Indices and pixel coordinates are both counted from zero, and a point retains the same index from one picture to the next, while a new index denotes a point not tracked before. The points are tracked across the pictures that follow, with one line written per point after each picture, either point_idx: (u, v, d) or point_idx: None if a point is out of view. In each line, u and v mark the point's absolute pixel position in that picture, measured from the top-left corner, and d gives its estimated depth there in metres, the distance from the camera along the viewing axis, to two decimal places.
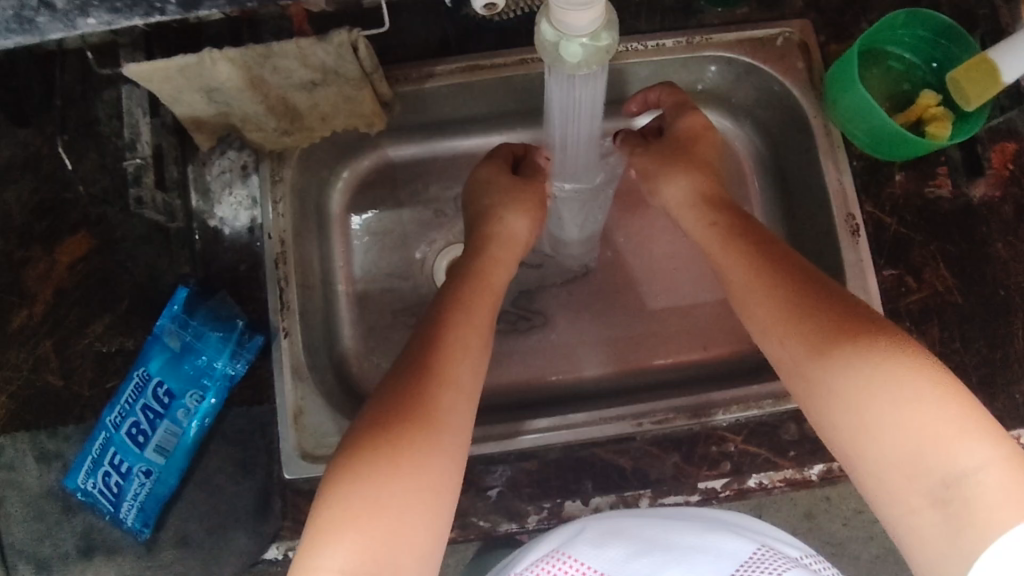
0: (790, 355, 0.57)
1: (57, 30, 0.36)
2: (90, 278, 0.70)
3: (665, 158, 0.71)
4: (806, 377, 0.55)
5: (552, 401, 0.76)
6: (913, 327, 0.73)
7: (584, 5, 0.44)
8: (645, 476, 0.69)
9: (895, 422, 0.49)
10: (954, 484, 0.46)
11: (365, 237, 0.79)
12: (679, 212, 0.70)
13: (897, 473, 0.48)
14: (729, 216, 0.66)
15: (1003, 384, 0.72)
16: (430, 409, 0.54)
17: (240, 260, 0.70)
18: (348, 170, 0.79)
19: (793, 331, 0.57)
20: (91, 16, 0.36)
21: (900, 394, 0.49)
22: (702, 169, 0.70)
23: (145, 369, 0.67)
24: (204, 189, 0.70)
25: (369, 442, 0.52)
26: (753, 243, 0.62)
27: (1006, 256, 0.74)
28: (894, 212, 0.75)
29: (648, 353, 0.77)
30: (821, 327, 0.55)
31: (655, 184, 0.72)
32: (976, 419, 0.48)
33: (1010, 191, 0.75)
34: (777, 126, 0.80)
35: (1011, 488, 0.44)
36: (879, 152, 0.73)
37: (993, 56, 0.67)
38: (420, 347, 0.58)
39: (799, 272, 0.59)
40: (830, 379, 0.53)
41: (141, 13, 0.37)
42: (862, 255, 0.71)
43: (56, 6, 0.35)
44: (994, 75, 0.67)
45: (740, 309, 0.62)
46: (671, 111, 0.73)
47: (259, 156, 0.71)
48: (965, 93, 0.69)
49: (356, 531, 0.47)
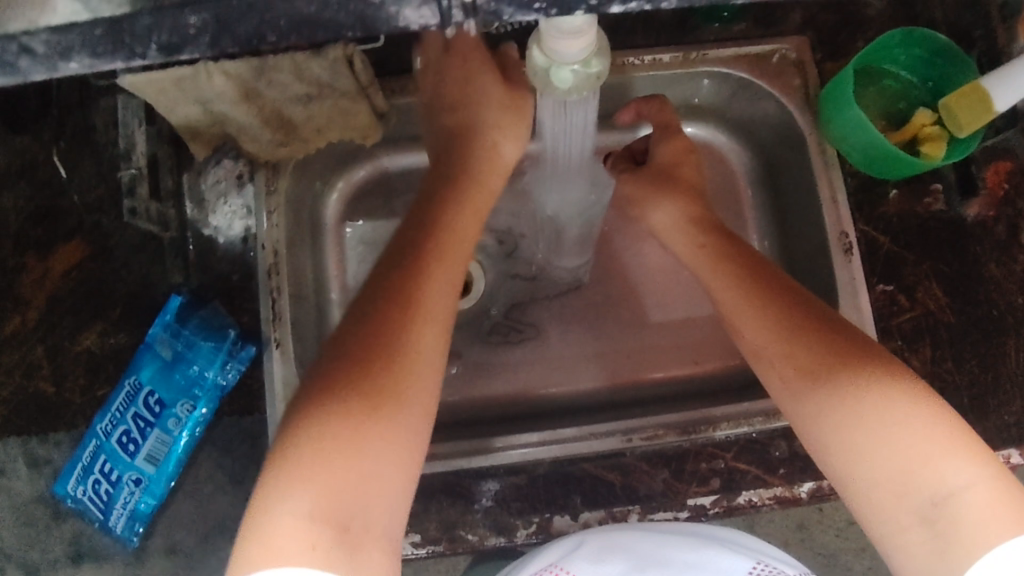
0: (779, 377, 0.56)
1: (37, 74, 0.33)
2: (84, 286, 0.71)
3: (654, 184, 0.70)
4: (795, 395, 0.54)
5: (542, 415, 0.76)
6: (904, 346, 0.73)
7: (574, 34, 0.44)
8: (634, 492, 0.68)
9: (883, 443, 0.48)
10: (942, 503, 0.45)
11: (359, 247, 0.79)
12: (668, 235, 0.69)
13: (885, 493, 0.48)
14: (720, 238, 0.65)
15: (994, 405, 0.72)
16: (405, 349, 0.52)
17: (234, 269, 0.69)
18: (343, 180, 0.79)
19: (784, 352, 0.56)
20: (73, 60, 0.32)
21: (889, 419, 0.49)
22: (688, 193, 0.69)
23: (136, 378, 0.67)
24: (198, 198, 0.70)
25: (340, 377, 0.50)
26: (743, 264, 0.62)
27: (999, 276, 0.74)
28: (888, 231, 0.75)
29: (643, 367, 0.77)
30: (811, 348, 0.54)
31: (642, 209, 0.71)
32: (965, 439, 0.47)
33: (1004, 211, 0.75)
34: (771, 142, 0.80)
35: (999, 506, 0.44)
36: (872, 170, 0.74)
37: (986, 84, 0.66)
38: (393, 271, 0.56)
39: (790, 295, 0.58)
40: (820, 401, 0.52)
41: (124, 59, 0.32)
42: (855, 274, 0.71)
43: (37, 51, 0.32)
44: (986, 103, 0.67)
45: (731, 328, 0.61)
46: (655, 133, 0.72)
47: (254, 165, 0.70)
48: (959, 120, 0.69)
49: (322, 464, 0.45)
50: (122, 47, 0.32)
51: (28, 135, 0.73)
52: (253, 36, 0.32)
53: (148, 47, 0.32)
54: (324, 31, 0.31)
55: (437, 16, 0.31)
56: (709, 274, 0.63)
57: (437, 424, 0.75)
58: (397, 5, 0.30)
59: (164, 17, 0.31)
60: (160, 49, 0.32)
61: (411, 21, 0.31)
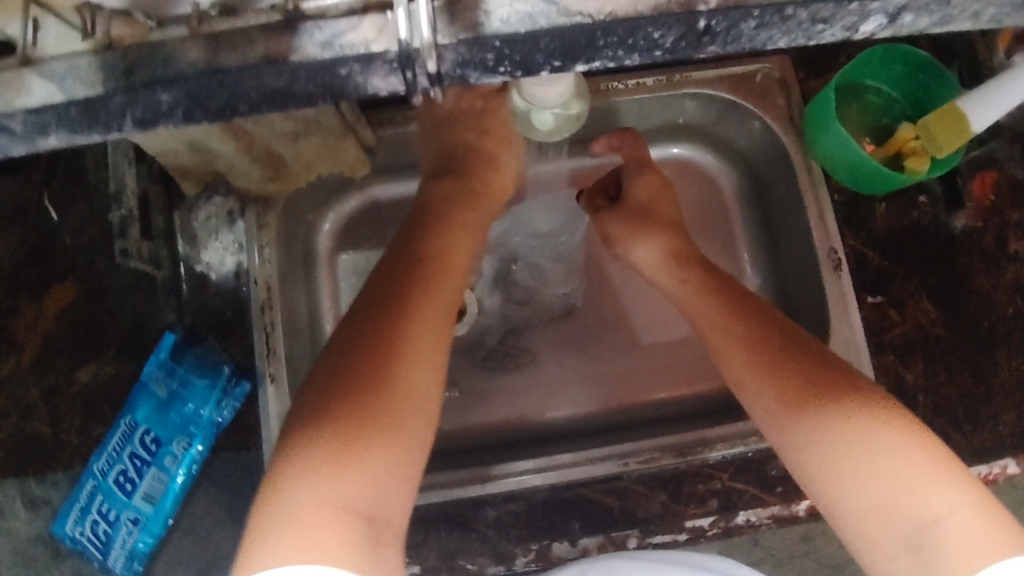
0: (763, 412, 0.56)
1: (14, 149, 0.32)
2: (78, 326, 0.71)
3: (631, 221, 0.71)
4: (776, 426, 0.55)
5: (539, 440, 0.76)
6: (896, 360, 0.73)
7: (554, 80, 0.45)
8: (633, 516, 0.68)
9: (866, 472, 0.49)
10: (926, 530, 0.45)
11: (352, 277, 0.80)
12: (650, 272, 0.69)
13: (872, 523, 0.48)
14: (701, 273, 0.65)
15: (987, 416, 0.72)
16: (403, 347, 0.52)
17: (227, 306, 0.70)
18: (334, 212, 0.80)
19: (766, 386, 0.56)
20: (51, 135, 0.32)
21: (869, 447, 0.49)
22: (667, 229, 0.70)
23: (132, 417, 0.68)
24: (190, 235, 0.71)
25: (357, 359, 0.51)
26: (724, 298, 0.62)
27: (989, 287, 0.75)
28: (877, 246, 0.75)
29: (638, 389, 0.78)
30: (792, 382, 0.55)
31: (624, 247, 0.72)
32: (947, 466, 0.47)
33: (991, 222, 0.76)
34: (757, 160, 0.80)
35: (983, 531, 0.44)
36: (856, 185, 0.74)
37: (963, 104, 0.67)
38: (397, 281, 0.57)
39: (771, 328, 0.59)
40: (803, 434, 0.53)
41: (100, 131, 0.32)
42: (845, 290, 0.72)
43: (13, 129, 0.31)
44: (962, 123, 0.67)
45: (715, 363, 0.61)
46: (631, 168, 0.73)
47: (245, 201, 0.71)
48: (937, 138, 0.69)
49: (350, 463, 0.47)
50: (99, 124, 0.31)
51: (20, 177, 0.73)
52: (228, 107, 0.31)
53: (123, 121, 0.31)
54: (296, 104, 0.31)
55: (404, 84, 0.30)
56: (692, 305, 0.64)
57: (434, 452, 0.75)
58: (365, 75, 0.30)
59: (138, 95, 0.31)
60: (134, 122, 0.31)
61: (380, 89, 0.30)
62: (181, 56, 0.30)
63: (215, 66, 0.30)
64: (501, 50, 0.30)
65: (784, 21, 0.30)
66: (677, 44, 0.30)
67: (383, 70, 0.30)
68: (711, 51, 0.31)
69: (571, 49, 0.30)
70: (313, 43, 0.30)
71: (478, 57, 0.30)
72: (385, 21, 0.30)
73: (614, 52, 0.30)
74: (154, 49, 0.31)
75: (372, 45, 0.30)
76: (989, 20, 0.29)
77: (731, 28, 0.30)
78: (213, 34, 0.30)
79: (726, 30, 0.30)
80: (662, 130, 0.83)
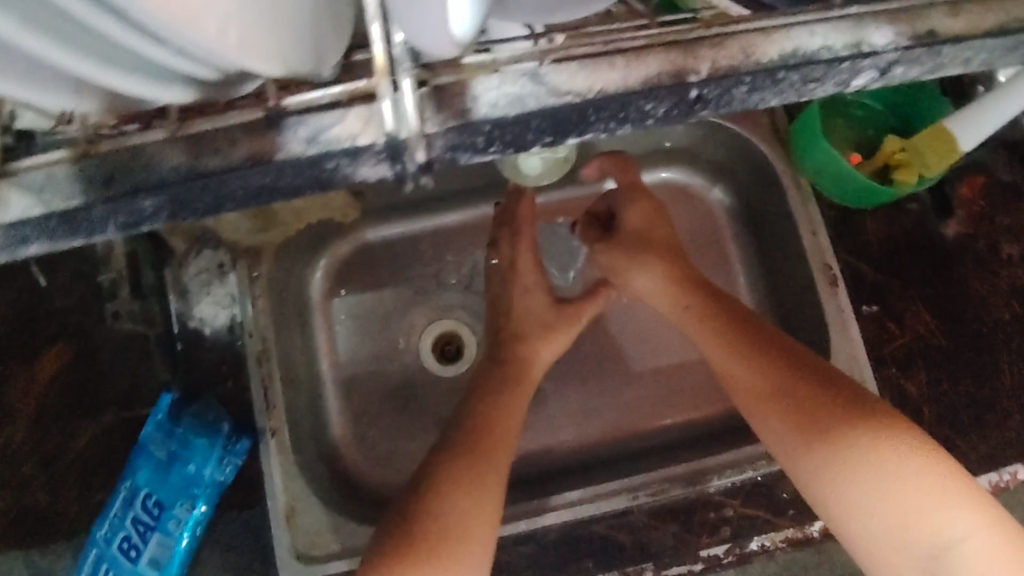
0: (772, 431, 0.55)
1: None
2: (72, 390, 0.70)
3: (629, 252, 0.70)
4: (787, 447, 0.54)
5: (546, 475, 0.75)
6: (899, 373, 0.73)
7: None
8: (646, 549, 0.68)
9: (880, 495, 0.48)
10: (941, 554, 0.46)
11: (347, 321, 0.79)
12: (653, 299, 0.69)
13: (887, 546, 0.48)
14: (702, 296, 0.64)
15: (993, 423, 0.72)
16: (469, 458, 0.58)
17: (221, 361, 0.69)
18: (326, 257, 0.79)
19: (775, 407, 0.55)
20: (30, 245, 0.33)
21: (884, 477, 0.49)
22: (668, 257, 0.69)
23: (133, 481, 0.67)
24: (182, 290, 0.70)
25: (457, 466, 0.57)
26: (729, 320, 0.61)
27: (983, 293, 0.75)
28: (870, 259, 0.75)
29: (642, 416, 0.77)
30: (802, 401, 0.54)
31: (626, 276, 0.71)
32: (960, 485, 0.47)
33: (982, 228, 0.76)
34: (746, 179, 0.80)
35: (997, 556, 0.45)
36: (846, 201, 0.75)
37: (948, 124, 0.68)
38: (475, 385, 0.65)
39: (778, 347, 0.58)
40: (814, 455, 0.52)
41: (81, 237, 0.33)
42: (842, 306, 0.71)
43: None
44: (950, 142, 0.68)
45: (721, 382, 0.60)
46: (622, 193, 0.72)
47: (236, 254, 0.70)
48: (924, 156, 0.69)
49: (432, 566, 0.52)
50: (82, 230, 0.33)
51: None
52: (214, 205, 0.34)
53: (106, 228, 0.33)
54: (284, 197, 0.34)
55: (392, 171, 0.33)
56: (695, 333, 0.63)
57: None
58: (353, 166, 0.33)
59: (122, 203, 0.33)
60: (117, 227, 0.33)
61: (369, 176, 0.33)
62: (161, 161, 0.33)
63: (198, 168, 0.33)
64: (490, 133, 0.33)
65: (775, 83, 0.34)
66: (669, 113, 0.34)
67: (371, 160, 0.33)
68: (702, 117, 0.35)
69: (561, 127, 0.33)
70: (297, 139, 0.33)
71: (469, 142, 0.33)
72: (370, 114, 0.33)
73: (604, 126, 0.34)
74: (136, 155, 0.33)
75: (358, 138, 0.32)
76: (923, 75, 0.35)
77: (721, 96, 0.34)
78: (191, 135, 0.33)
79: (717, 98, 0.34)
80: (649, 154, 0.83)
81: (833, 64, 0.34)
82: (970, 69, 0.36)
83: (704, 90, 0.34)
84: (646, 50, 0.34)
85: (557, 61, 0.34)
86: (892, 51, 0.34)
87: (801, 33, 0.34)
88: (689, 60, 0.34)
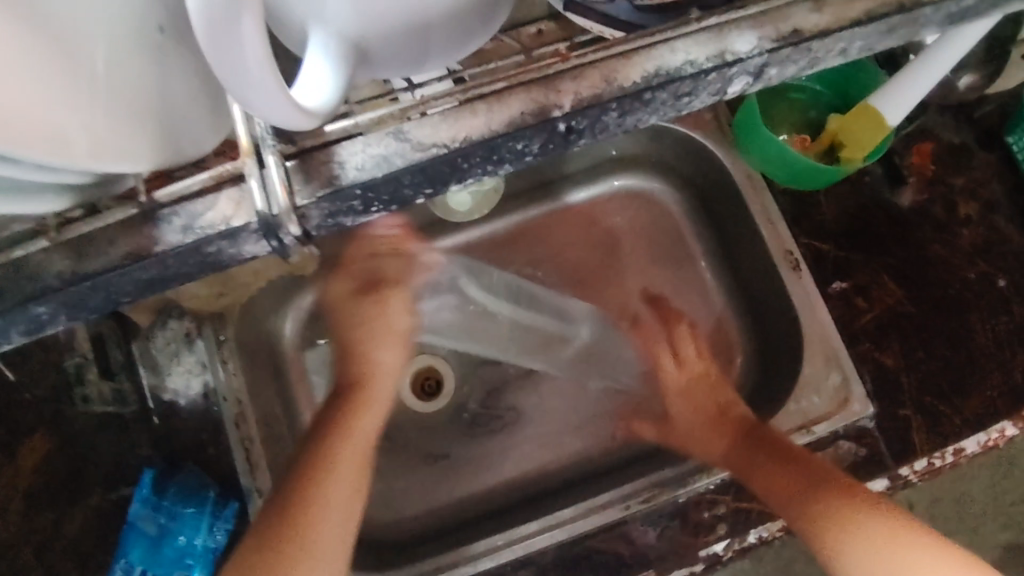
0: (810, 513, 0.61)
1: None
2: (53, 478, 0.69)
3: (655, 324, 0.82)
4: (832, 527, 0.59)
5: (540, 496, 0.76)
6: (872, 345, 0.73)
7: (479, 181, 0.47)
8: (645, 556, 0.67)
9: None
10: None
11: (322, 371, 0.81)
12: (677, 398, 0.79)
13: None
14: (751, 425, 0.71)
15: (973, 382, 0.72)
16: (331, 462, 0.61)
17: (200, 428, 0.70)
18: (294, 310, 0.80)
19: (817, 494, 0.62)
20: None
21: (953, 550, 0.56)
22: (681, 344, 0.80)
23: (125, 560, 0.65)
24: (152, 363, 0.70)
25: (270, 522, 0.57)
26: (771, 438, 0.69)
27: (945, 255, 0.75)
28: (828, 238, 0.76)
29: (619, 426, 0.80)
30: (842, 497, 0.61)
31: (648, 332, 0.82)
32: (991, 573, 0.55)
33: (935, 191, 0.77)
34: (697, 174, 0.81)
35: None
36: (797, 184, 0.74)
37: (874, 102, 0.67)
38: (332, 404, 0.67)
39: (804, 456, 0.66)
40: (857, 544, 0.58)
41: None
42: (806, 287, 0.73)
43: None
44: (878, 119, 0.67)
45: (750, 483, 0.66)
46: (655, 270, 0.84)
47: (201, 320, 0.71)
48: (858, 137, 0.69)
49: None
50: None
51: None
52: (112, 301, 0.36)
53: (10, 335, 0.36)
54: (176, 281, 0.37)
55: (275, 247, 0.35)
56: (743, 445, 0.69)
57: (438, 529, 0.75)
58: (238, 246, 0.35)
59: (12, 316, 0.35)
60: (20, 333, 0.36)
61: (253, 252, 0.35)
62: (46, 270, 0.35)
63: (82, 270, 0.35)
64: (365, 195, 0.35)
65: (645, 105, 0.36)
66: (544, 147, 0.36)
67: (252, 238, 0.35)
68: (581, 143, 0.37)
69: (436, 178, 0.36)
70: (174, 229, 0.35)
71: (345, 207, 0.35)
72: (241, 196, 0.35)
73: (482, 169, 0.36)
74: (19, 266, 0.35)
75: (232, 221, 0.35)
76: (810, 64, 0.37)
77: (592, 124, 0.36)
78: (74, 239, 0.35)
79: (588, 127, 0.36)
80: (599, 167, 0.84)
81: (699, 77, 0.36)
82: (848, 58, 0.37)
83: (568, 123, 0.36)
84: (508, 93, 0.36)
85: (420, 118, 0.36)
86: (757, 56, 0.36)
87: (662, 51, 0.36)
88: (551, 96, 0.36)
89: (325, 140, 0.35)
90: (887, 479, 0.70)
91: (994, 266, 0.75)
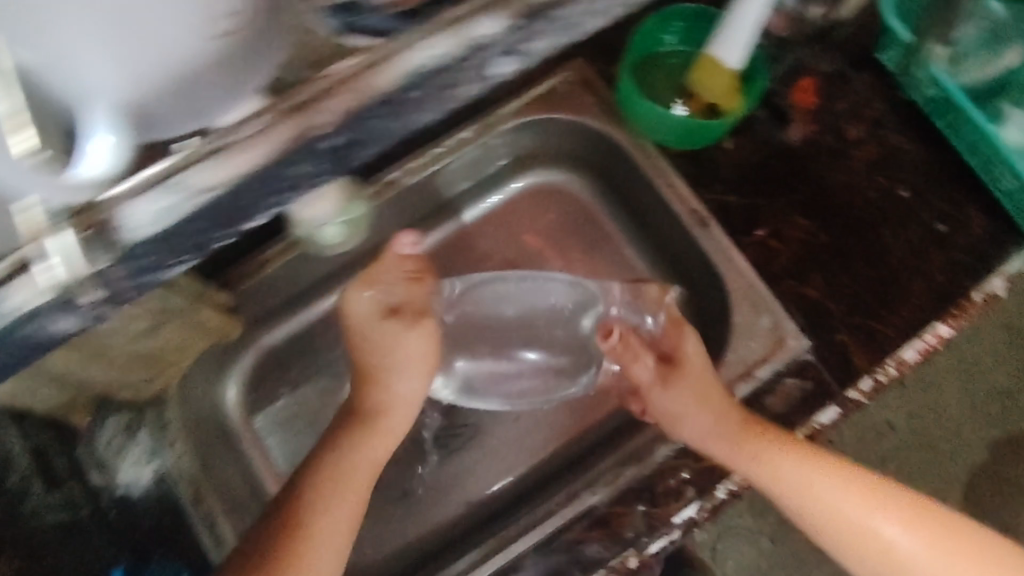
0: (846, 501, 0.64)
1: None
2: None
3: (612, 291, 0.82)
4: (863, 505, 0.64)
5: (514, 502, 0.77)
6: (795, 282, 0.74)
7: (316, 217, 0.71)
8: (623, 536, 0.67)
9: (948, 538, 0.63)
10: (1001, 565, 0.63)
11: (274, 432, 0.79)
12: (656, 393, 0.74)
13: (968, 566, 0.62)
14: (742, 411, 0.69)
15: (897, 294, 0.74)
16: (306, 529, 0.60)
17: (161, 513, 0.68)
18: (235, 373, 0.80)
19: (847, 478, 0.65)
20: None
21: (933, 508, 0.65)
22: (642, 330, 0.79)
23: None
24: (99, 462, 0.68)
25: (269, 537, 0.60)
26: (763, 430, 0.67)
27: (844, 180, 0.77)
28: (732, 189, 0.77)
29: (582, 416, 0.80)
30: (858, 479, 0.65)
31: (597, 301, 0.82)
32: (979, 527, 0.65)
33: (822, 122, 0.79)
34: (596, 156, 0.82)
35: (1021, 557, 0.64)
36: (687, 143, 0.77)
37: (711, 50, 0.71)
38: (337, 433, 0.66)
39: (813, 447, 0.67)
40: (886, 526, 0.63)
41: None
42: (720, 239, 0.74)
43: None
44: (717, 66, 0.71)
45: (767, 480, 0.66)
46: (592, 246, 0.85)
47: (138, 410, 0.72)
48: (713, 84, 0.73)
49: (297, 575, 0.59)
50: None
51: None
52: None
53: None
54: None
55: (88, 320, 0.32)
56: (704, 428, 0.68)
57: (421, 558, 0.75)
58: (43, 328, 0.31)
59: None
60: None
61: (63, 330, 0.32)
62: None
63: None
64: (156, 251, 0.31)
65: (414, 102, 0.32)
66: (325, 168, 0.33)
67: (55, 319, 0.31)
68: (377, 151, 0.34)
69: (231, 218, 0.32)
70: None
71: (142, 267, 0.32)
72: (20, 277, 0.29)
73: (275, 198, 0.33)
74: None
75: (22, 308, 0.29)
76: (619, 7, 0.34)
77: (369, 132, 0.32)
78: None
79: (362, 137, 0.32)
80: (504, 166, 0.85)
81: (466, 60, 0.32)
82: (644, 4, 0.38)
83: (349, 136, 0.32)
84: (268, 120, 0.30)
85: (192, 159, 0.30)
86: (509, 34, 0.32)
87: (427, 41, 0.31)
88: (311, 116, 0.30)
89: (96, 198, 0.29)
90: (837, 408, 0.70)
91: (892, 178, 0.78)
